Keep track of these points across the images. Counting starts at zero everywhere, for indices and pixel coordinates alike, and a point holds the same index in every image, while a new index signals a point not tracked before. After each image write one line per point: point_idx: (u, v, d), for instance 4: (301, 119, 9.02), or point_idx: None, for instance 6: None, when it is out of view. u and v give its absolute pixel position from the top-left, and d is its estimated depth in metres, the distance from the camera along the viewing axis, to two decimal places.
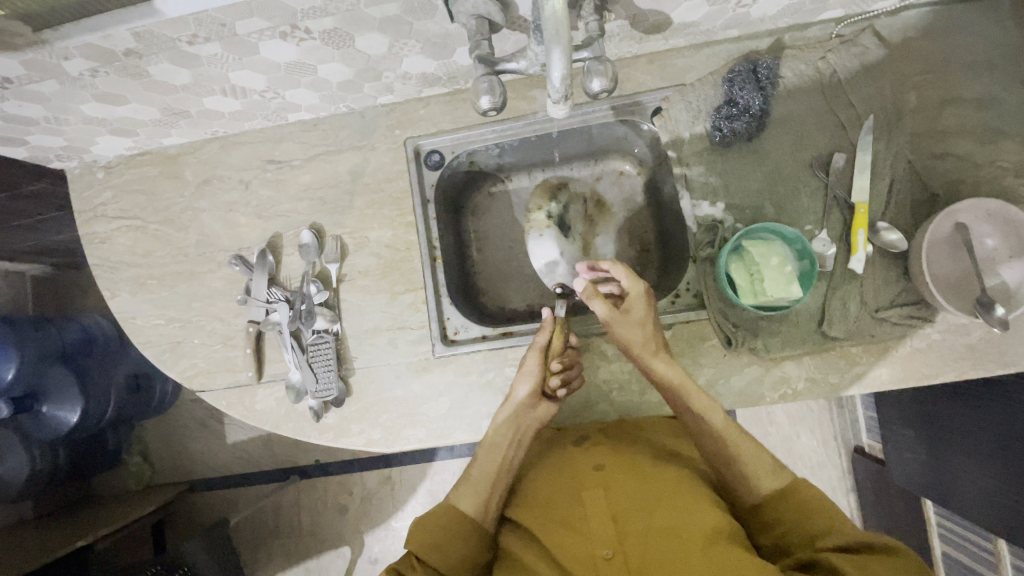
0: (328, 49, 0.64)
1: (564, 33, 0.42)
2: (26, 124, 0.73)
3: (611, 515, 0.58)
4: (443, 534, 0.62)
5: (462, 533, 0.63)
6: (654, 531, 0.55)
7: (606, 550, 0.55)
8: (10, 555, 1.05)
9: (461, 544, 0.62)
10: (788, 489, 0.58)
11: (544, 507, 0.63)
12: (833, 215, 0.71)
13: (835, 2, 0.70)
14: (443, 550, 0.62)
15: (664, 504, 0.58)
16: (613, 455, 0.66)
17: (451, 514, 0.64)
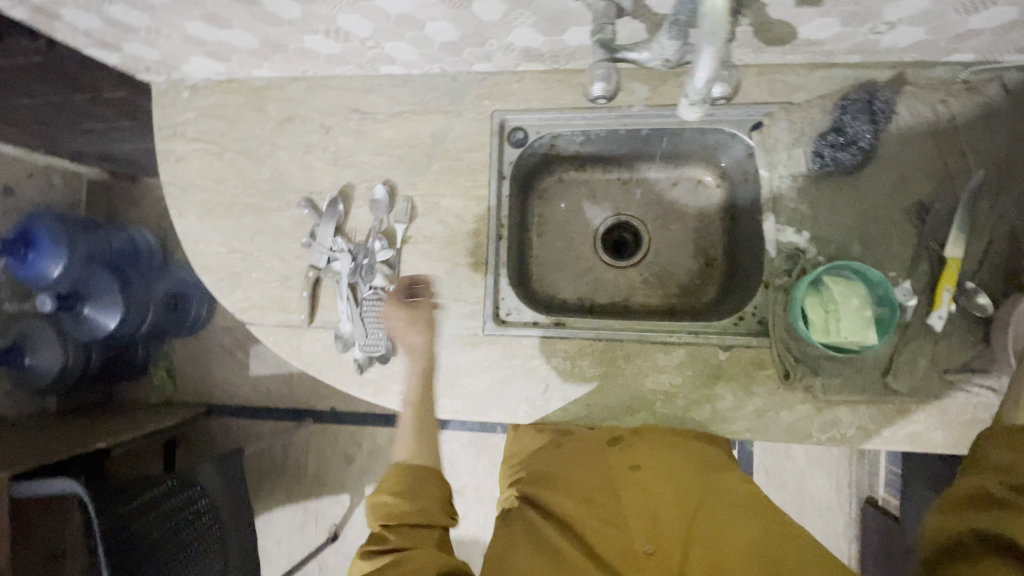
0: (443, 7, 0.63)
1: (721, 32, 0.40)
2: (126, 32, 0.72)
3: (651, 517, 0.64)
4: (403, 494, 0.69)
5: (416, 487, 0.70)
6: (694, 538, 0.61)
7: (647, 546, 0.62)
8: (36, 443, 1.09)
9: (420, 506, 0.68)
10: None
11: (583, 499, 0.68)
12: (920, 266, 0.68)
13: (971, 45, 0.66)
14: (407, 500, 0.69)
15: (704, 515, 0.63)
16: (654, 455, 0.68)
17: (401, 471, 0.72)
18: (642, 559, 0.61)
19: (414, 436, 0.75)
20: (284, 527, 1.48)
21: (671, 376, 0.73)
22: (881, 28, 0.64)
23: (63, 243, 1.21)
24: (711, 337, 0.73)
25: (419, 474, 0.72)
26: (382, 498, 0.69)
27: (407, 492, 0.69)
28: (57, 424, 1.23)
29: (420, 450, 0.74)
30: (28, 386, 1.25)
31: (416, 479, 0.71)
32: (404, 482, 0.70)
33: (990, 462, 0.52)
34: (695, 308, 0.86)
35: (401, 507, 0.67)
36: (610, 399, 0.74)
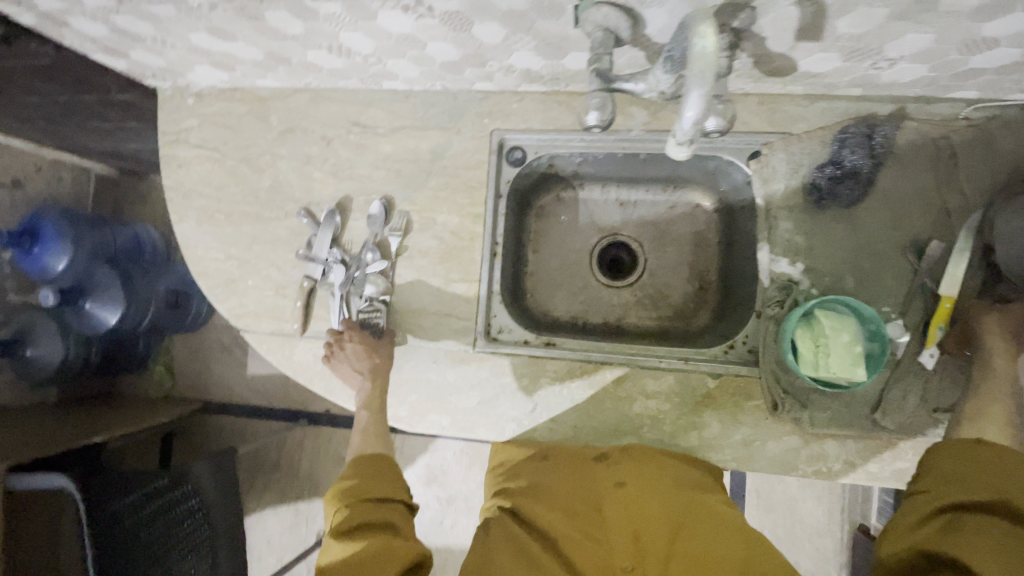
0: (444, 29, 0.63)
1: (711, 75, 0.40)
2: (133, 41, 0.73)
3: (634, 534, 0.62)
4: (361, 478, 0.71)
5: (373, 470, 0.72)
6: (675, 557, 0.59)
7: (626, 563, 0.60)
8: (33, 434, 1.10)
9: (379, 484, 0.71)
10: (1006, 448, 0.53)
11: (565, 512, 0.66)
12: (914, 303, 0.68)
13: (973, 84, 0.66)
14: (366, 482, 0.71)
15: (687, 533, 0.61)
16: (637, 472, 0.67)
17: (364, 458, 0.74)
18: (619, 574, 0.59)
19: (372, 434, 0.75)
20: (274, 527, 1.49)
21: (659, 402, 0.74)
22: (882, 63, 0.63)
23: (69, 239, 1.23)
24: (701, 365, 0.73)
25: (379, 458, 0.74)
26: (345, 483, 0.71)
27: (367, 476, 0.71)
28: (54, 416, 1.24)
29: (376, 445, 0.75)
30: (26, 378, 1.25)
31: (376, 463, 0.73)
32: (362, 466, 0.73)
33: (936, 482, 0.55)
34: (689, 332, 0.86)
35: (359, 487, 0.70)
36: (597, 421, 0.75)
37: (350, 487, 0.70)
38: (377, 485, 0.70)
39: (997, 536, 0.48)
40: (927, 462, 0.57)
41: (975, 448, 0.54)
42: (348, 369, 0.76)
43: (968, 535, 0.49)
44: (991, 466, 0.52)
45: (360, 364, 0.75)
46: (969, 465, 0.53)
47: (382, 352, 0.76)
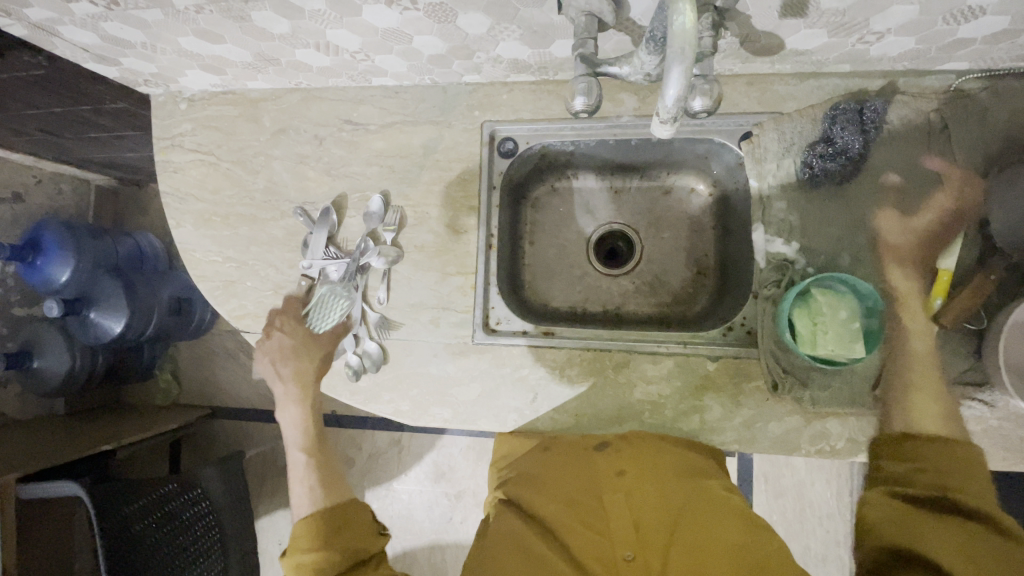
0: (429, 22, 0.63)
1: (690, 52, 0.40)
2: (123, 47, 0.74)
3: (635, 526, 0.61)
4: (319, 552, 0.67)
5: (327, 534, 0.68)
6: (677, 545, 0.58)
7: (627, 554, 0.58)
8: (43, 444, 1.11)
9: (339, 543, 0.68)
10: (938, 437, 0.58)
11: (565, 502, 0.66)
12: (912, 277, 0.68)
13: (961, 54, 0.65)
14: (325, 554, 0.67)
15: (685, 519, 0.60)
16: (637, 460, 0.67)
17: (315, 519, 0.70)
18: (620, 565, 0.57)
19: (315, 482, 0.74)
20: (285, 529, 1.49)
21: (659, 386, 0.74)
22: (869, 37, 0.63)
23: (70, 250, 1.24)
24: (699, 348, 0.73)
25: (334, 510, 0.71)
26: (302, 556, 0.67)
27: (326, 541, 0.68)
28: (63, 426, 1.25)
29: (323, 499, 0.73)
30: (38, 390, 1.27)
31: (332, 523, 0.70)
32: (318, 532, 0.69)
33: (897, 471, 0.59)
34: (687, 317, 0.86)
35: (320, 565, 0.66)
36: (598, 409, 0.75)
37: (309, 560, 0.67)
38: (340, 547, 0.68)
39: (946, 523, 0.53)
40: (875, 465, 0.62)
41: (911, 442, 0.59)
42: (272, 366, 0.77)
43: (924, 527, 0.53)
44: (933, 463, 0.57)
45: (286, 358, 0.77)
46: (914, 461, 0.58)
47: (313, 350, 0.77)
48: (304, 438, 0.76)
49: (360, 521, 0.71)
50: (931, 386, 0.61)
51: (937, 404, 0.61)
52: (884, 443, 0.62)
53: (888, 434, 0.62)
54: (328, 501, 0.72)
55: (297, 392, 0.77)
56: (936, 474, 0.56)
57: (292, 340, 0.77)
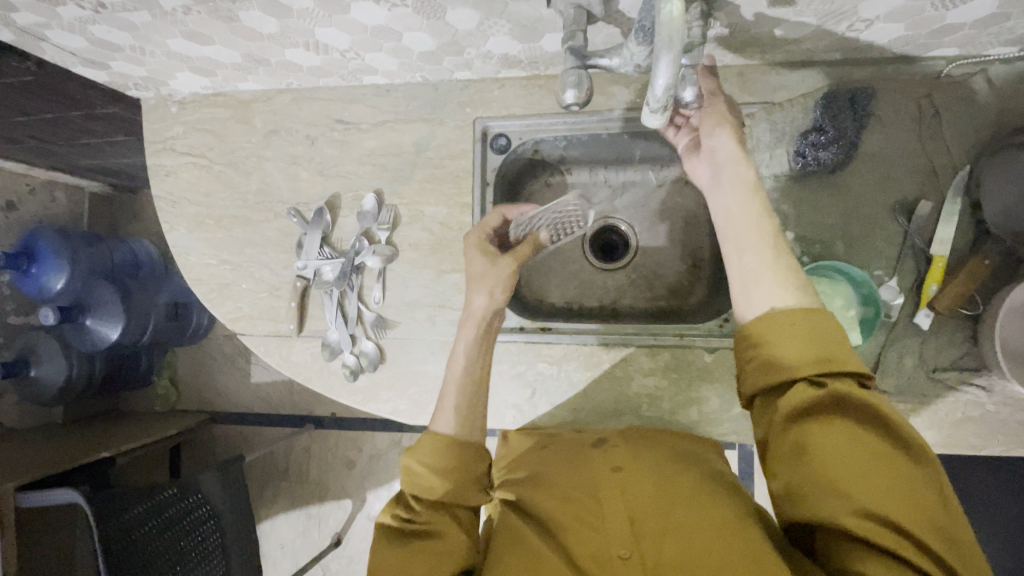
0: (418, 18, 0.63)
1: (677, 41, 0.40)
2: (112, 51, 0.74)
3: (630, 520, 0.59)
4: (440, 475, 0.64)
5: (454, 459, 0.65)
6: (671, 535, 0.56)
7: (623, 550, 0.56)
8: (41, 453, 1.11)
9: (450, 481, 0.64)
10: (803, 318, 0.52)
11: (563, 498, 0.65)
12: (906, 263, 0.68)
13: (952, 39, 0.64)
14: (447, 479, 0.64)
15: (681, 508, 0.59)
16: (633, 455, 0.66)
17: (439, 443, 0.66)
18: (616, 562, 0.56)
19: (466, 384, 0.68)
20: (287, 533, 1.48)
21: (656, 378, 0.74)
22: (858, 24, 0.63)
23: (64, 257, 1.23)
24: (696, 340, 0.73)
25: (457, 449, 0.65)
26: (413, 464, 0.65)
27: (451, 473, 0.64)
28: (62, 434, 1.25)
29: (465, 423, 0.67)
30: (36, 399, 1.27)
31: (458, 454, 0.65)
32: (444, 455, 0.65)
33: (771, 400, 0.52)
34: (683, 310, 0.86)
35: (436, 487, 0.64)
36: (596, 403, 0.75)
37: (419, 471, 0.65)
38: (448, 482, 0.64)
39: (843, 437, 0.47)
40: (741, 362, 0.55)
41: (772, 332, 0.52)
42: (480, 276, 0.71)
43: (827, 457, 0.47)
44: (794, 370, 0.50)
45: (504, 289, 0.71)
46: (778, 353, 0.51)
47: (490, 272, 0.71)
48: (485, 362, 0.70)
49: (476, 469, 0.66)
50: (769, 251, 0.57)
51: (790, 285, 0.55)
52: (749, 340, 0.54)
53: (749, 331, 0.54)
54: (464, 432, 0.67)
55: (476, 294, 0.71)
56: (814, 366, 0.50)
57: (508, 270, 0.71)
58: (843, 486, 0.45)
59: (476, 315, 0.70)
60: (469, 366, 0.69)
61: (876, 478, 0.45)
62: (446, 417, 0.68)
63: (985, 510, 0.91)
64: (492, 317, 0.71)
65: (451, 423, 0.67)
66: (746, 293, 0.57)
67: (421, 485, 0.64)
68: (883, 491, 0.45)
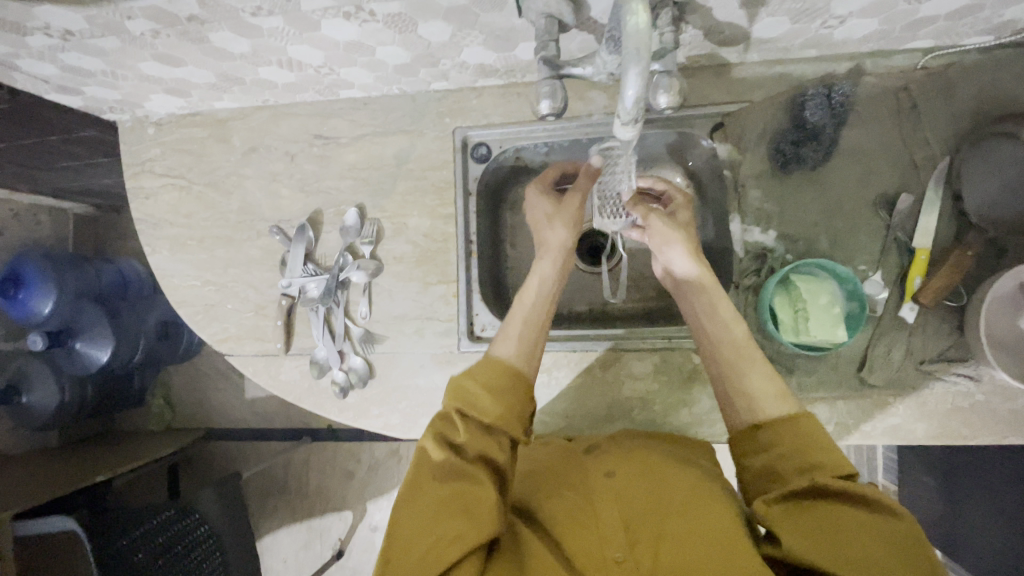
0: (390, 33, 0.62)
1: (645, 53, 0.40)
2: (83, 76, 0.73)
3: (624, 524, 0.59)
4: (493, 397, 0.60)
5: (504, 387, 0.61)
6: (666, 539, 0.55)
7: (618, 553, 0.56)
8: (35, 480, 1.10)
9: (503, 408, 0.60)
10: (788, 419, 0.55)
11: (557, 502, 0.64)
12: (890, 257, 0.68)
13: (927, 31, 0.64)
14: (496, 406, 0.60)
15: (674, 510, 0.59)
16: (626, 461, 0.66)
17: (501, 364, 0.63)
18: (611, 565, 0.56)
19: (532, 324, 0.68)
20: (289, 547, 1.47)
21: (647, 382, 0.74)
22: (832, 21, 0.62)
23: (50, 281, 1.21)
24: (685, 342, 0.73)
25: (513, 375, 0.62)
26: (466, 382, 0.62)
27: (504, 396, 0.61)
28: (55, 459, 1.24)
29: (526, 351, 0.65)
30: (28, 425, 1.26)
31: (510, 379, 0.62)
32: (498, 377, 0.62)
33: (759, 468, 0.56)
34: (672, 311, 0.86)
35: (486, 407, 0.60)
36: (588, 409, 0.75)
37: (473, 391, 0.61)
38: (500, 410, 0.60)
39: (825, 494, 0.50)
40: (740, 467, 0.57)
41: (762, 433, 0.55)
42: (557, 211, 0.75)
43: (835, 530, 0.47)
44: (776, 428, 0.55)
45: (579, 222, 0.75)
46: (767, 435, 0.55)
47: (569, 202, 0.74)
48: (553, 304, 0.71)
49: (526, 404, 0.62)
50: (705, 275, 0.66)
51: (771, 386, 0.58)
52: (743, 439, 0.57)
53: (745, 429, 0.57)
54: (522, 362, 0.64)
55: (556, 223, 0.74)
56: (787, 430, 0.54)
57: (580, 201, 0.74)
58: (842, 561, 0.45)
59: (557, 248, 0.73)
60: (538, 303, 0.69)
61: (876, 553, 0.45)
62: (508, 344, 0.66)
63: (980, 496, 0.92)
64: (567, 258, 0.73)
65: (512, 348, 0.65)
66: (727, 386, 0.60)
67: (471, 407, 0.60)
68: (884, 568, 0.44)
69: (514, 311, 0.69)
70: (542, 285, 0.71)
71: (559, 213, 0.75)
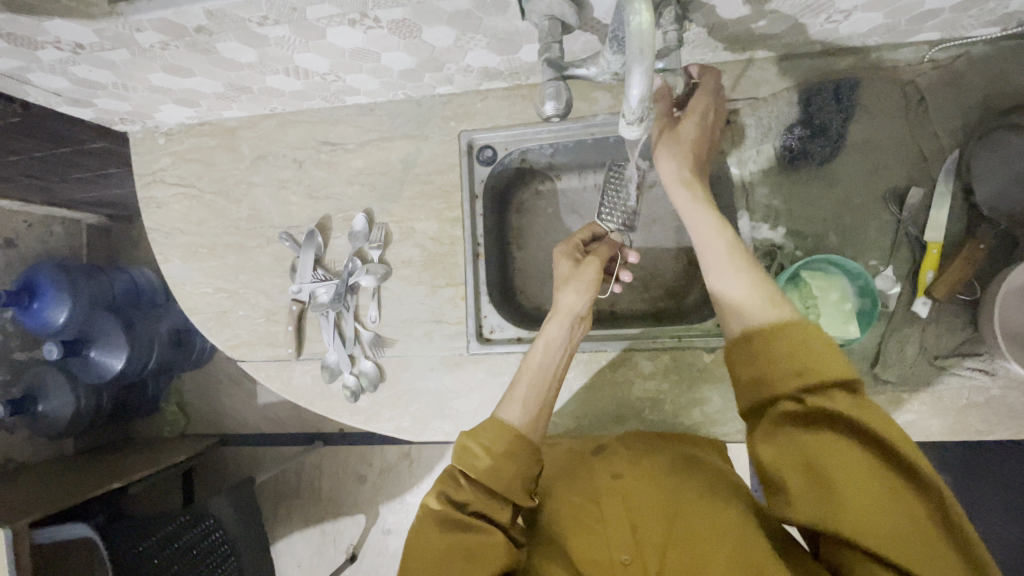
0: (394, 39, 0.63)
1: (648, 52, 0.40)
2: (95, 89, 0.74)
3: (630, 525, 0.59)
4: (499, 462, 0.59)
5: (508, 450, 0.60)
6: (672, 543, 0.56)
7: (624, 555, 0.57)
8: (53, 487, 1.11)
9: (505, 472, 0.59)
10: (779, 339, 0.51)
11: (568, 507, 0.65)
12: (901, 251, 0.67)
13: (934, 24, 0.63)
14: (498, 469, 0.59)
15: (682, 512, 0.58)
16: (634, 463, 0.66)
17: (504, 427, 0.61)
18: (617, 567, 0.56)
19: (538, 393, 0.65)
20: (303, 551, 1.48)
21: (656, 381, 0.74)
22: (837, 16, 0.62)
23: (65, 291, 1.23)
24: (694, 341, 0.72)
25: (517, 439, 0.60)
26: (469, 444, 0.61)
27: (507, 457, 0.59)
28: (72, 467, 1.25)
29: (532, 418, 0.63)
30: (46, 433, 1.27)
31: (514, 443, 0.60)
32: (501, 440, 0.60)
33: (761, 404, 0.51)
34: (681, 310, 0.86)
35: (485, 466, 0.59)
36: (598, 409, 0.76)
37: (476, 451, 0.60)
38: (501, 474, 0.59)
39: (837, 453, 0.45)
40: (731, 374, 0.55)
41: (752, 345, 0.53)
42: (572, 277, 0.71)
43: (839, 494, 0.44)
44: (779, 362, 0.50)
45: (594, 289, 0.70)
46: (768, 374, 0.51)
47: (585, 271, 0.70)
48: (563, 368, 0.68)
49: (532, 466, 0.61)
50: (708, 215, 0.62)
51: (763, 298, 0.55)
52: (737, 349, 0.54)
53: (737, 339, 0.55)
54: (526, 428, 0.62)
55: (570, 288, 0.70)
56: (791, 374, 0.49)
57: (596, 271, 0.71)
58: (844, 507, 0.43)
59: (570, 313, 0.68)
60: (551, 367, 0.67)
61: (882, 511, 0.43)
62: (513, 407, 0.64)
63: (1001, 492, 0.90)
64: (581, 322, 0.69)
65: (518, 413, 0.63)
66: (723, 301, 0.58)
67: (471, 466, 0.59)
68: (887, 518, 0.42)
69: (520, 376, 0.66)
70: (550, 343, 0.68)
71: (577, 273, 0.71)
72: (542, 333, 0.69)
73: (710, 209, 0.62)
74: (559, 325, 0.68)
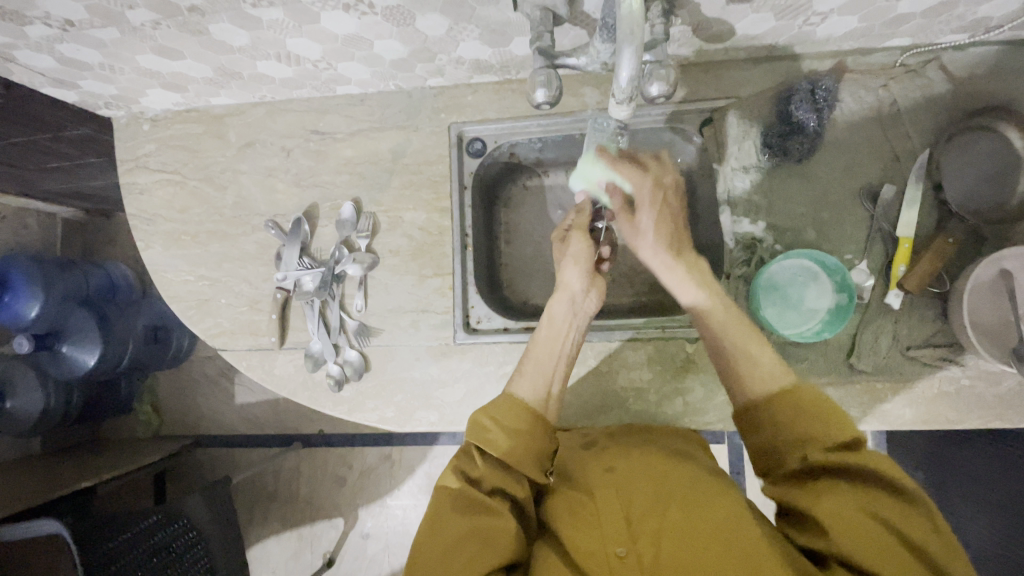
0: (388, 26, 0.63)
1: (638, 33, 0.42)
2: (81, 70, 0.73)
3: (626, 516, 0.59)
4: (513, 433, 0.60)
5: (521, 424, 0.60)
6: (669, 527, 0.56)
7: (620, 548, 0.56)
8: (20, 487, 1.07)
9: (516, 446, 0.59)
10: (779, 394, 0.57)
11: (564, 498, 0.65)
12: (875, 246, 0.70)
13: (904, 30, 0.67)
14: (511, 441, 0.60)
15: (677, 502, 0.59)
16: (626, 458, 0.67)
17: (513, 402, 0.62)
18: (614, 560, 0.55)
19: (544, 366, 0.66)
20: (278, 556, 1.44)
21: (642, 372, 0.75)
22: (814, 18, 0.65)
23: (37, 284, 1.20)
24: (678, 331, 0.74)
25: (528, 413, 0.61)
26: (481, 418, 0.62)
27: (519, 430, 0.60)
28: (40, 466, 1.21)
29: (544, 392, 0.64)
30: (11, 431, 1.22)
31: (524, 414, 0.61)
32: (510, 414, 0.61)
33: (768, 407, 0.57)
34: (664, 305, 0.87)
35: (498, 440, 0.60)
36: (583, 399, 0.76)
37: (488, 426, 0.61)
38: (514, 447, 0.59)
39: (844, 497, 0.50)
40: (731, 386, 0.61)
41: (756, 360, 0.60)
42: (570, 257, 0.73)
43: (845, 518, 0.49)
44: (791, 400, 0.56)
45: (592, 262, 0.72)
46: (773, 405, 0.56)
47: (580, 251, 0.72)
48: (574, 343, 0.68)
49: (545, 442, 0.61)
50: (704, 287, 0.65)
51: (768, 371, 0.59)
52: (738, 416, 0.60)
53: (748, 423, 0.58)
54: (538, 402, 0.63)
55: (573, 265, 0.71)
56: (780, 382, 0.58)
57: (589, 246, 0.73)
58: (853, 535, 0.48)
59: (571, 290, 0.70)
60: (558, 343, 0.67)
61: (880, 543, 0.47)
62: (523, 382, 0.65)
63: (971, 488, 0.93)
64: (586, 298, 0.70)
65: (529, 388, 0.64)
66: (728, 363, 0.61)
67: (485, 442, 0.60)
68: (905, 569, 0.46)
69: (528, 353, 0.67)
70: (556, 321, 0.68)
71: (576, 249, 0.73)
72: (547, 311, 0.70)
73: (699, 285, 0.65)
74: (564, 297, 0.69)
